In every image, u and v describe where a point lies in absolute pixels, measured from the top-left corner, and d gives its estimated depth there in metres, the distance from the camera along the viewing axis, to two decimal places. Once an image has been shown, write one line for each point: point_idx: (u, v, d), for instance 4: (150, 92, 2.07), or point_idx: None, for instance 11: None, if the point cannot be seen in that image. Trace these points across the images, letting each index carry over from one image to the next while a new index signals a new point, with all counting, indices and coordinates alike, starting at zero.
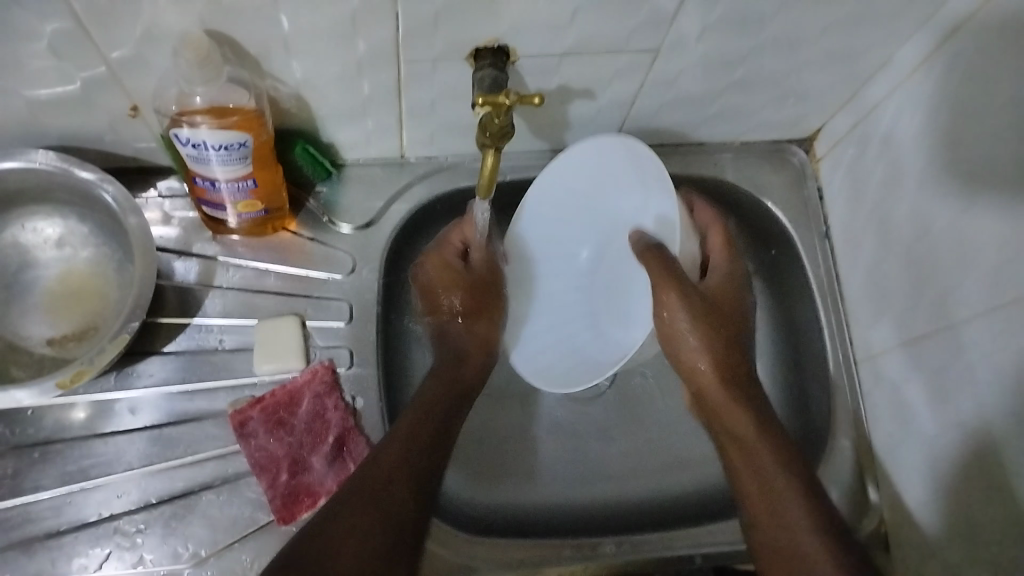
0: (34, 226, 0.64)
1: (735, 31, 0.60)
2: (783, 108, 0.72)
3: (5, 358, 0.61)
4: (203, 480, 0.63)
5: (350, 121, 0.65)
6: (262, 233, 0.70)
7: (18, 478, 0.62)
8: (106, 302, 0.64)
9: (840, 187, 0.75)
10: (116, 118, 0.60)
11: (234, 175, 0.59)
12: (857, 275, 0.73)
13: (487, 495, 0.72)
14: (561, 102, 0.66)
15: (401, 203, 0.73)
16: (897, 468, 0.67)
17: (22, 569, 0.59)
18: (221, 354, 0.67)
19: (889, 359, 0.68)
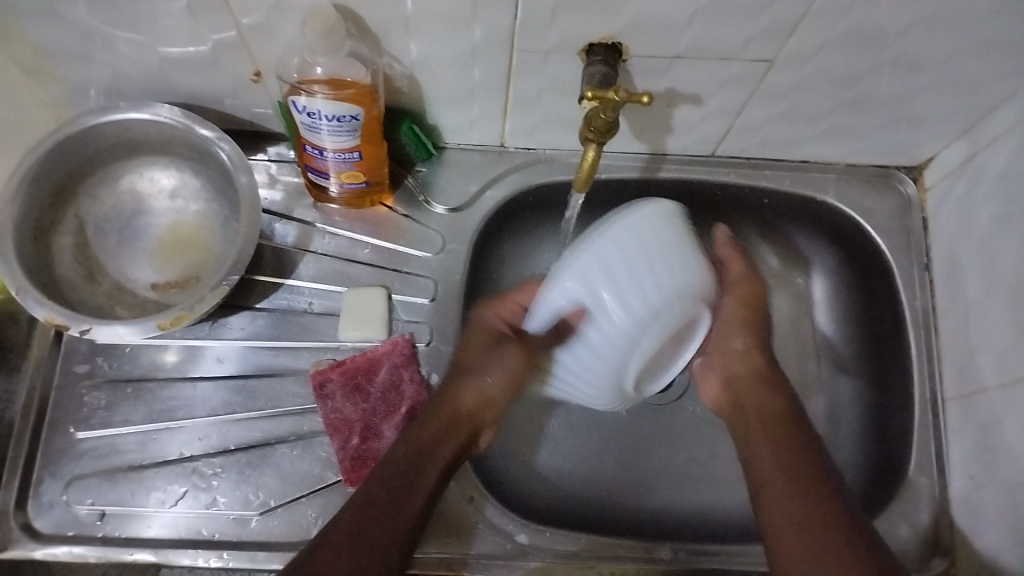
0: (151, 176, 0.68)
1: (856, 49, 0.59)
2: (895, 133, 0.70)
3: (113, 297, 0.65)
4: (280, 434, 0.65)
5: (457, 106, 0.67)
6: (360, 205, 0.72)
7: (110, 410, 0.66)
8: (208, 255, 0.67)
9: (947, 220, 0.72)
10: (239, 81, 0.62)
11: (342, 146, 0.61)
12: (955, 313, 0.70)
13: (547, 488, 0.73)
14: (666, 105, 0.66)
15: (495, 190, 0.74)
16: (975, 514, 0.65)
17: (105, 495, 0.63)
18: (309, 317, 0.69)
19: (980, 402, 0.66)
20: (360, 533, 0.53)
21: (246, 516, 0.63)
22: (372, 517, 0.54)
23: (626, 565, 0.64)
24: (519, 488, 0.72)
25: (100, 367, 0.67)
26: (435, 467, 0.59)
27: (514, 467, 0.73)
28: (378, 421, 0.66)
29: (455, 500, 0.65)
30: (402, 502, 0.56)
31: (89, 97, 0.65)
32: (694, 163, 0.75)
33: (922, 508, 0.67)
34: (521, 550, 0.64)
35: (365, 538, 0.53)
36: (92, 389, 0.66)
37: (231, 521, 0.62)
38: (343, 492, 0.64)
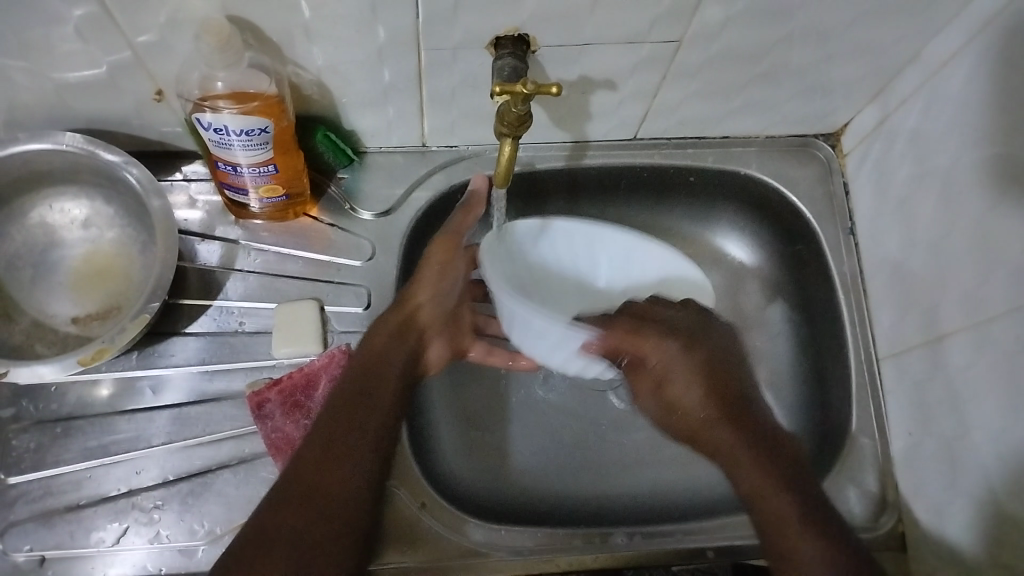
0: (61, 207, 0.65)
1: (760, 22, 0.59)
2: (809, 102, 0.71)
3: (32, 335, 0.63)
4: (220, 459, 0.64)
5: (372, 109, 0.66)
6: (284, 218, 0.71)
7: (41, 452, 0.63)
8: (129, 283, 0.65)
9: (867, 184, 0.74)
10: (142, 102, 0.61)
11: (255, 160, 0.60)
12: (881, 274, 0.72)
13: (504, 485, 0.73)
14: (582, 92, 0.66)
15: (421, 191, 0.73)
16: (916, 468, 0.66)
17: (43, 540, 0.61)
18: (242, 337, 0.68)
19: (912, 357, 0.67)
20: (332, 453, 0.56)
21: (192, 546, 0.61)
22: (344, 443, 0.56)
23: (584, 556, 0.65)
24: (475, 487, 0.72)
25: (26, 409, 0.65)
26: (387, 385, 0.61)
27: (467, 467, 0.73)
28: None
29: (406, 506, 0.65)
30: (361, 420, 0.58)
31: None
32: (618, 147, 0.75)
33: (866, 466, 0.68)
34: (478, 550, 0.64)
35: (341, 458, 0.56)
36: (19, 433, 0.64)
37: (177, 553, 0.61)
38: None
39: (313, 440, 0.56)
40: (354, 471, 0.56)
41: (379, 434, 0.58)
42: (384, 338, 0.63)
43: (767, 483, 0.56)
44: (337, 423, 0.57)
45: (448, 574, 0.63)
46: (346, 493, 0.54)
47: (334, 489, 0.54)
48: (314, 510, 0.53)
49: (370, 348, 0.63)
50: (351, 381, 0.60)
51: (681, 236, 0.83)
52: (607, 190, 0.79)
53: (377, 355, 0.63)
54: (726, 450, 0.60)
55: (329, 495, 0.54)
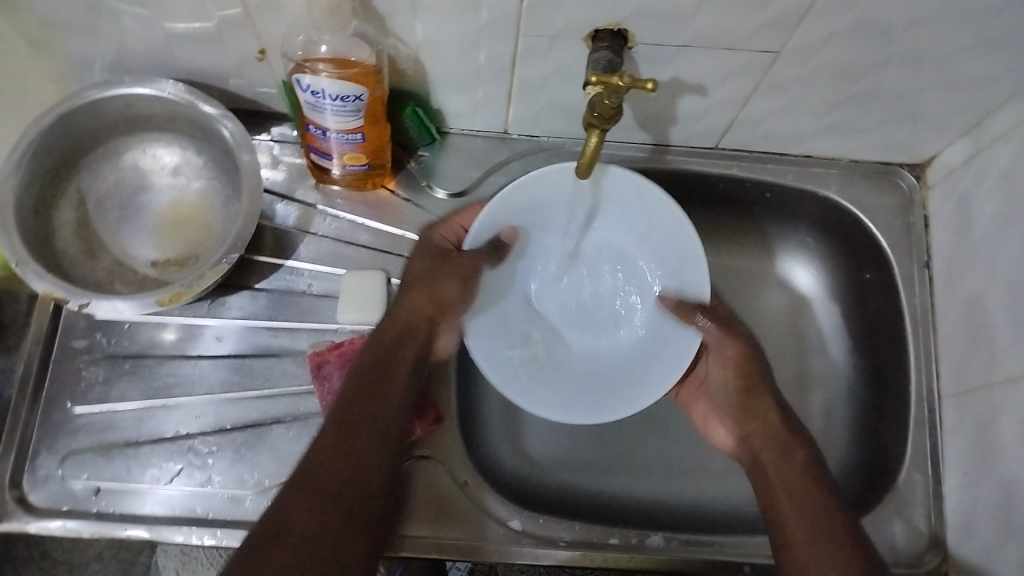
0: (154, 152, 0.68)
1: (863, 41, 0.59)
2: (899, 129, 0.70)
3: (113, 273, 0.65)
4: (276, 414, 0.65)
5: (462, 90, 0.67)
6: (362, 187, 0.72)
7: (107, 386, 0.65)
8: (209, 233, 0.67)
9: (948, 218, 0.72)
10: (244, 59, 0.62)
11: (345, 127, 0.61)
12: (953, 311, 0.70)
13: (544, 476, 0.73)
14: (671, 94, 0.66)
15: (498, 176, 0.74)
16: (967, 512, 0.65)
17: (100, 470, 0.63)
18: (309, 298, 0.69)
19: (977, 398, 0.66)
20: (340, 469, 0.52)
21: (241, 495, 0.63)
22: (357, 447, 0.53)
23: (618, 556, 0.64)
24: (515, 474, 0.72)
25: (98, 342, 0.67)
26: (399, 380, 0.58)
27: (509, 453, 0.74)
28: None
29: (447, 483, 0.65)
30: (368, 425, 0.54)
31: (94, 71, 0.64)
32: (698, 154, 0.75)
33: (915, 503, 0.67)
34: (514, 535, 0.64)
35: (338, 466, 0.52)
36: (89, 364, 0.66)
37: (225, 500, 0.62)
38: None
39: (325, 445, 0.53)
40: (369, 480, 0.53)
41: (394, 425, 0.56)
42: (372, 349, 0.59)
43: (788, 497, 0.56)
44: (347, 431, 0.53)
45: (482, 555, 0.63)
46: (350, 508, 0.51)
47: (342, 497, 0.51)
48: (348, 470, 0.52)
49: (376, 354, 0.58)
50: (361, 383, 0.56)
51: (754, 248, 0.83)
52: (680, 196, 0.79)
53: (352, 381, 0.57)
54: (771, 462, 0.59)
55: (331, 512, 0.50)
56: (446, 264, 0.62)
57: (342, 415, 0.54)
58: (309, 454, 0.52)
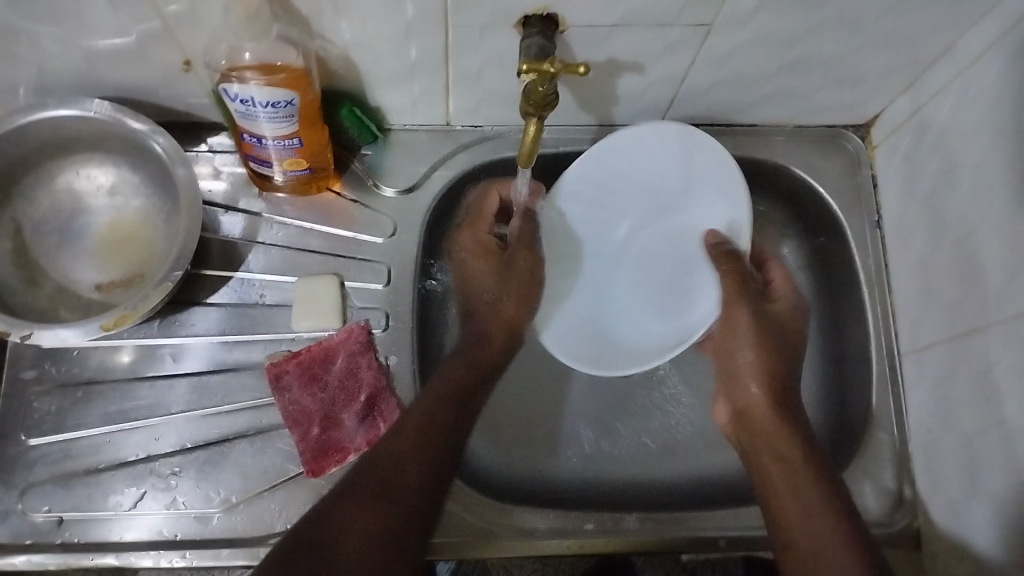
0: (88, 174, 0.66)
1: (794, 7, 0.58)
2: (839, 92, 0.70)
3: (55, 300, 0.63)
4: (238, 428, 0.65)
5: (398, 86, 0.66)
6: (307, 192, 0.71)
7: (62, 415, 0.64)
8: (153, 252, 0.65)
9: (895, 177, 0.73)
10: (171, 72, 0.61)
11: (281, 133, 0.60)
12: (906, 269, 0.71)
13: (516, 465, 0.73)
14: (609, 74, 0.65)
15: (444, 170, 0.73)
16: (934, 467, 0.65)
17: (62, 501, 0.62)
18: (262, 309, 0.68)
19: (935, 353, 0.66)
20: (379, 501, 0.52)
21: (208, 513, 0.62)
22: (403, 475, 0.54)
23: (595, 540, 0.65)
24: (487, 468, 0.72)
25: (49, 372, 0.65)
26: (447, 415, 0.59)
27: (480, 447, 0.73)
28: (337, 410, 0.66)
29: None
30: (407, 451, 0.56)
31: (17, 95, 0.63)
32: None
33: (883, 462, 0.68)
34: (489, 530, 0.64)
35: (382, 497, 0.52)
36: (41, 395, 0.65)
37: (193, 521, 0.62)
38: (305, 483, 0.63)
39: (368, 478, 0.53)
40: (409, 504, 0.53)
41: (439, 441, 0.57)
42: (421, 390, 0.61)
43: (787, 485, 0.56)
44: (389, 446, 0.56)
45: (458, 551, 0.63)
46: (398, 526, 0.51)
47: (395, 515, 0.51)
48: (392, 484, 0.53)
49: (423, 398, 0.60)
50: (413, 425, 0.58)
51: None
52: None
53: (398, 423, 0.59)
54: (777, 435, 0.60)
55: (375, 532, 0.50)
56: (486, 271, 0.71)
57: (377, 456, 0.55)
58: (357, 473, 0.54)
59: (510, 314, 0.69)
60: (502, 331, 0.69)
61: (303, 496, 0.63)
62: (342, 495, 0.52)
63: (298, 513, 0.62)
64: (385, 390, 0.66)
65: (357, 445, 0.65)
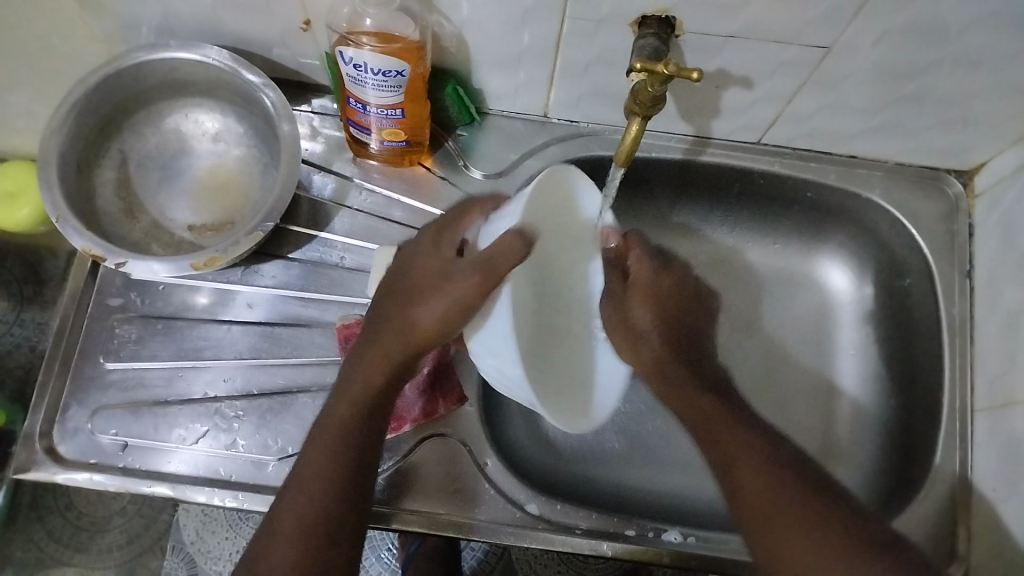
0: (196, 118, 0.68)
1: (917, 39, 0.57)
2: (948, 133, 0.69)
3: (150, 234, 0.66)
4: (302, 383, 0.66)
5: (503, 70, 0.66)
6: (399, 163, 0.72)
7: (139, 345, 0.67)
8: (246, 201, 0.67)
9: (993, 228, 0.70)
10: (290, 29, 0.62)
11: (385, 102, 0.61)
12: (992, 323, 0.68)
13: (562, 462, 0.73)
14: (715, 85, 0.65)
15: (534, 160, 0.73)
16: (992, 529, 0.63)
17: (128, 426, 0.64)
18: (340, 271, 0.70)
19: (1010, 413, 0.64)
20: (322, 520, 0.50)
21: (263, 460, 0.63)
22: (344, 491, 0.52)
23: (632, 546, 0.64)
24: (534, 461, 0.72)
25: (133, 302, 0.68)
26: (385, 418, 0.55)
27: (530, 439, 0.73)
28: None
29: (467, 465, 0.66)
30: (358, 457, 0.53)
31: (142, 34, 0.65)
32: (739, 148, 0.74)
33: (937, 516, 0.66)
34: (531, 521, 0.64)
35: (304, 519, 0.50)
36: (123, 323, 0.67)
37: (247, 465, 0.63)
38: None
39: (306, 490, 0.51)
40: (352, 519, 0.51)
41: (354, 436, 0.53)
42: (365, 365, 0.55)
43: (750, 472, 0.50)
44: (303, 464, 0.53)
45: (496, 537, 0.63)
46: (349, 543, 0.51)
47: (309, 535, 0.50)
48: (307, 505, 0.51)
49: (359, 377, 0.54)
50: (352, 413, 0.54)
51: (789, 249, 0.82)
52: (717, 190, 0.78)
53: (340, 409, 0.54)
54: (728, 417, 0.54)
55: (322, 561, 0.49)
56: (431, 268, 0.53)
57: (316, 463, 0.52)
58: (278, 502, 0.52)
59: (426, 333, 0.52)
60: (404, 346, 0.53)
61: None
62: (278, 513, 0.51)
63: None
64: (446, 367, 0.68)
65: (413, 416, 0.65)
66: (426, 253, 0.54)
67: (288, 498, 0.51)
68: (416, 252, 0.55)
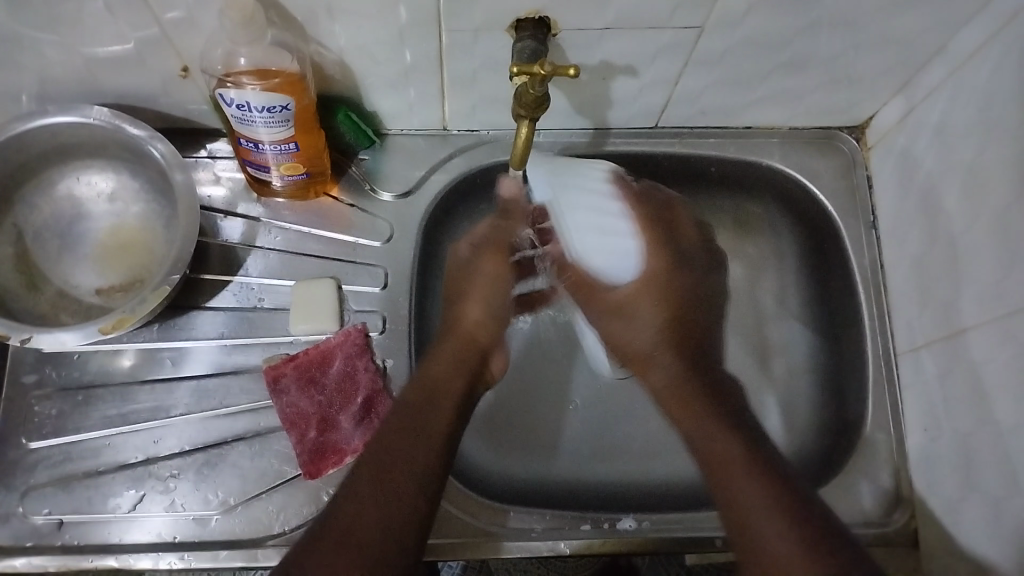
0: (88, 180, 0.67)
1: (785, 6, 0.59)
2: (833, 93, 0.71)
3: (56, 305, 0.64)
4: (236, 431, 0.65)
5: (393, 90, 0.66)
6: (305, 197, 0.72)
7: (62, 418, 0.65)
8: (152, 256, 0.66)
9: (889, 177, 0.73)
10: (169, 77, 0.62)
11: (278, 137, 0.60)
12: (901, 268, 0.71)
13: (512, 466, 0.73)
14: (603, 77, 0.66)
15: (441, 174, 0.74)
16: (929, 466, 0.66)
17: (62, 504, 0.63)
18: (261, 312, 0.69)
19: (930, 352, 0.66)
20: (383, 477, 0.51)
21: (206, 516, 0.62)
22: (405, 450, 0.53)
23: (591, 540, 0.65)
24: (485, 470, 0.72)
25: (50, 376, 0.66)
26: (448, 388, 0.58)
27: (480, 446, 0.73)
28: (334, 412, 0.66)
29: None
30: (426, 426, 0.55)
31: (18, 102, 0.64)
32: (639, 134, 0.75)
33: (878, 462, 0.68)
34: (488, 531, 0.64)
35: (370, 504, 0.50)
36: (41, 399, 0.65)
37: (191, 522, 0.62)
38: (304, 485, 0.63)
39: (363, 463, 0.52)
40: (417, 475, 0.52)
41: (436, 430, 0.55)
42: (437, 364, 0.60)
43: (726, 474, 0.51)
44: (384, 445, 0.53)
45: (456, 552, 0.63)
46: (408, 498, 0.51)
47: (380, 516, 0.50)
48: (387, 492, 0.51)
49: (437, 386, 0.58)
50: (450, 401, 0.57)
51: None
52: None
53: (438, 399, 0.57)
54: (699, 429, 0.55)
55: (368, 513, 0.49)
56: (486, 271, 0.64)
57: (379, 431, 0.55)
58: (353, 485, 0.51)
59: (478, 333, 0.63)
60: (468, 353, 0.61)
61: (302, 498, 0.63)
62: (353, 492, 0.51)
63: (296, 515, 0.62)
64: (381, 392, 0.67)
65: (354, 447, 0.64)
66: (485, 258, 0.64)
67: (367, 479, 0.51)
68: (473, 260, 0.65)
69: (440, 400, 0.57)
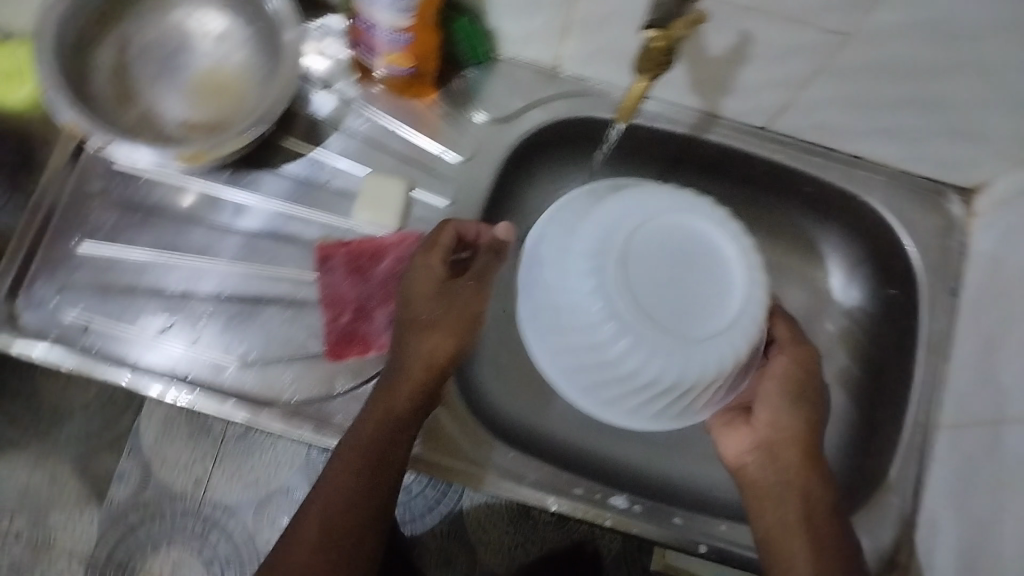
0: (203, 15, 0.67)
1: (938, 37, 0.56)
2: (955, 145, 0.68)
3: (140, 123, 0.65)
4: (273, 294, 0.66)
5: (520, 13, 0.65)
6: (401, 94, 0.71)
7: (115, 231, 0.66)
8: (241, 106, 0.66)
9: (989, 249, 0.70)
10: None
11: (396, 24, 0.59)
12: (970, 343, 0.68)
13: (519, 413, 0.73)
14: (733, 62, 0.64)
15: (540, 110, 0.72)
16: (935, 544, 0.64)
17: (92, 310, 0.64)
18: (327, 190, 0.69)
19: (974, 433, 0.64)
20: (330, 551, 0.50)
21: (223, 363, 0.63)
22: (344, 533, 0.51)
23: (579, 504, 0.64)
24: (494, 406, 0.72)
25: (114, 187, 0.67)
26: (404, 431, 0.56)
27: (494, 385, 0.73)
28: (372, 305, 0.66)
29: None
30: (376, 476, 0.54)
31: None
32: (747, 131, 0.73)
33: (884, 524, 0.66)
34: (482, 463, 0.64)
35: (330, 559, 0.50)
36: (101, 206, 0.67)
37: (207, 365, 0.63)
38: (320, 365, 0.64)
39: (302, 538, 0.51)
40: (366, 538, 0.52)
41: (395, 454, 0.55)
42: (388, 386, 0.58)
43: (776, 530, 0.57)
44: (336, 487, 0.53)
45: (446, 475, 0.63)
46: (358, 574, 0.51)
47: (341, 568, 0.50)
48: (338, 541, 0.51)
49: (390, 397, 0.57)
50: (407, 408, 0.57)
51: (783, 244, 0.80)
52: (716, 172, 0.77)
53: (398, 415, 0.57)
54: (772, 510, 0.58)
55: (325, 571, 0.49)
56: (432, 295, 0.61)
57: (321, 491, 0.53)
58: (302, 533, 0.51)
59: (440, 360, 0.59)
60: (422, 384, 0.58)
61: (315, 374, 0.63)
62: (302, 534, 0.51)
63: (306, 389, 0.63)
64: None
65: (379, 342, 0.64)
66: (459, 296, 0.62)
67: (311, 532, 0.51)
68: (444, 284, 0.62)
69: (392, 440, 0.55)
